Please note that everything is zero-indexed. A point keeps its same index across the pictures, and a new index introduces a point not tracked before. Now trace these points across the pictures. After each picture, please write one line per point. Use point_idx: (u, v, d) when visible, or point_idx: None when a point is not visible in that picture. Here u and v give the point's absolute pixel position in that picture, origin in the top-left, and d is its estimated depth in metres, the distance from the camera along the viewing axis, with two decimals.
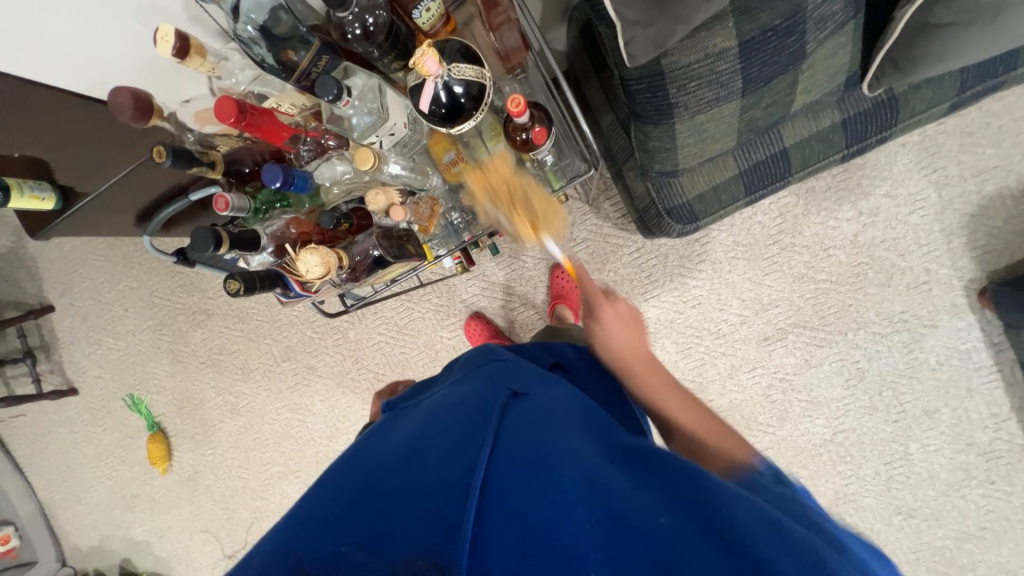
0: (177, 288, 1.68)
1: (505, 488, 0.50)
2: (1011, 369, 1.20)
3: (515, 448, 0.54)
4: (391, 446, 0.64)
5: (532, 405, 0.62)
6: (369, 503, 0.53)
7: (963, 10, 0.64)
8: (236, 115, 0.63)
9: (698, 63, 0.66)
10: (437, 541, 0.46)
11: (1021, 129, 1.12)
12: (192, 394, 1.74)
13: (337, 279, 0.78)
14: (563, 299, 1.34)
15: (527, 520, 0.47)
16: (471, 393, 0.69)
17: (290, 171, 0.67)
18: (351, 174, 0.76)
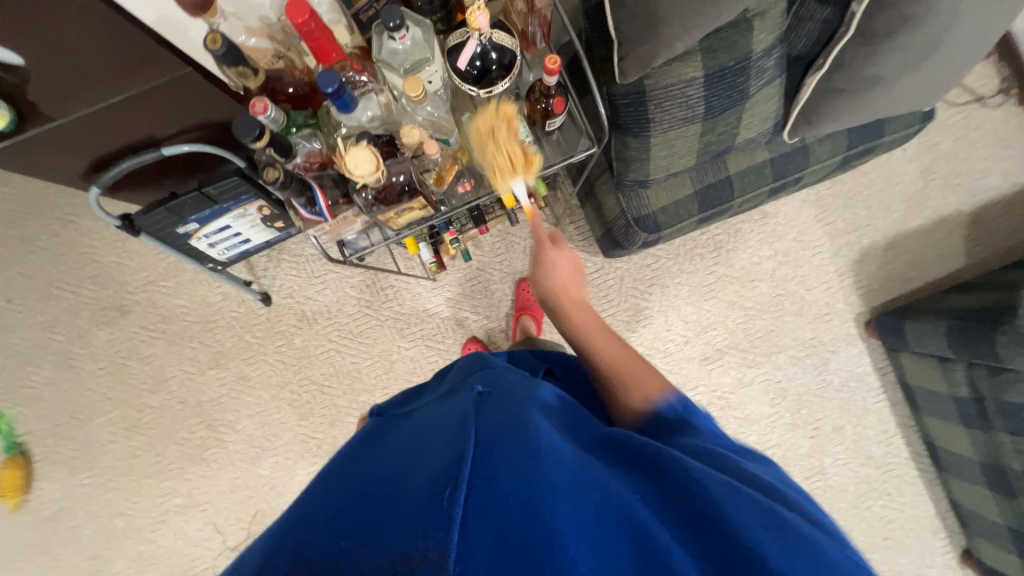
0: (86, 280, 1.46)
1: (488, 474, 0.45)
2: (893, 390, 1.44)
3: (497, 432, 0.50)
4: (371, 459, 0.58)
5: (517, 393, 0.58)
6: (348, 515, 0.47)
7: (851, 79, 0.87)
8: (308, 15, 0.53)
9: (672, 86, 0.82)
10: (426, 538, 0.41)
11: (882, 197, 1.46)
12: (78, 407, 1.45)
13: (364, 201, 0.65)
14: (528, 311, 1.41)
15: (514, 501, 0.43)
16: (454, 397, 0.64)
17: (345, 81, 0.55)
18: (379, 117, 0.65)
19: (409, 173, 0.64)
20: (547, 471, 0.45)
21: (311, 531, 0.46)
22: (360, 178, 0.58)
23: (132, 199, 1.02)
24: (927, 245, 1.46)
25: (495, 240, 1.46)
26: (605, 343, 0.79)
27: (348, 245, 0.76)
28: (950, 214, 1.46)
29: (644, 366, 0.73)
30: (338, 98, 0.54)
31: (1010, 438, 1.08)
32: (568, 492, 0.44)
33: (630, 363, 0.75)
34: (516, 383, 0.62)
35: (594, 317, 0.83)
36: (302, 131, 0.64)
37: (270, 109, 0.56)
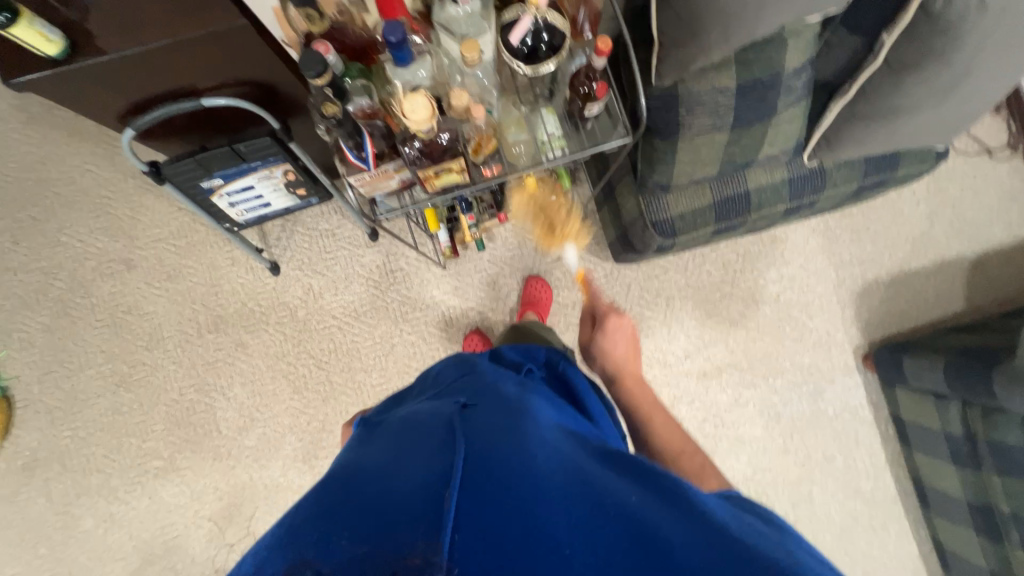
0: (96, 230, 1.46)
1: (480, 475, 0.45)
2: (885, 425, 1.44)
3: (484, 440, 0.50)
4: (354, 460, 0.57)
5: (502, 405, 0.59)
6: (328, 508, 0.45)
7: (875, 107, 0.90)
8: None
9: (705, 93, 0.85)
10: (415, 534, 0.39)
11: (888, 234, 1.50)
12: (70, 358, 1.43)
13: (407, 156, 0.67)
14: (533, 307, 1.42)
15: (506, 502, 0.43)
16: (441, 402, 0.63)
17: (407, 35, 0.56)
18: (430, 81, 0.66)
19: (454, 133, 0.68)
20: (537, 478, 0.46)
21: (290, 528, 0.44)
22: (413, 123, 0.60)
23: (163, 146, 1.04)
24: (928, 285, 1.49)
25: (508, 235, 1.47)
26: (663, 424, 0.85)
27: (380, 208, 0.78)
28: (953, 258, 1.49)
29: (701, 457, 0.78)
30: (397, 50, 0.56)
31: (1001, 479, 1.09)
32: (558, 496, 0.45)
33: (680, 442, 0.81)
34: (502, 395, 0.62)
35: (651, 396, 0.90)
36: (356, 81, 0.67)
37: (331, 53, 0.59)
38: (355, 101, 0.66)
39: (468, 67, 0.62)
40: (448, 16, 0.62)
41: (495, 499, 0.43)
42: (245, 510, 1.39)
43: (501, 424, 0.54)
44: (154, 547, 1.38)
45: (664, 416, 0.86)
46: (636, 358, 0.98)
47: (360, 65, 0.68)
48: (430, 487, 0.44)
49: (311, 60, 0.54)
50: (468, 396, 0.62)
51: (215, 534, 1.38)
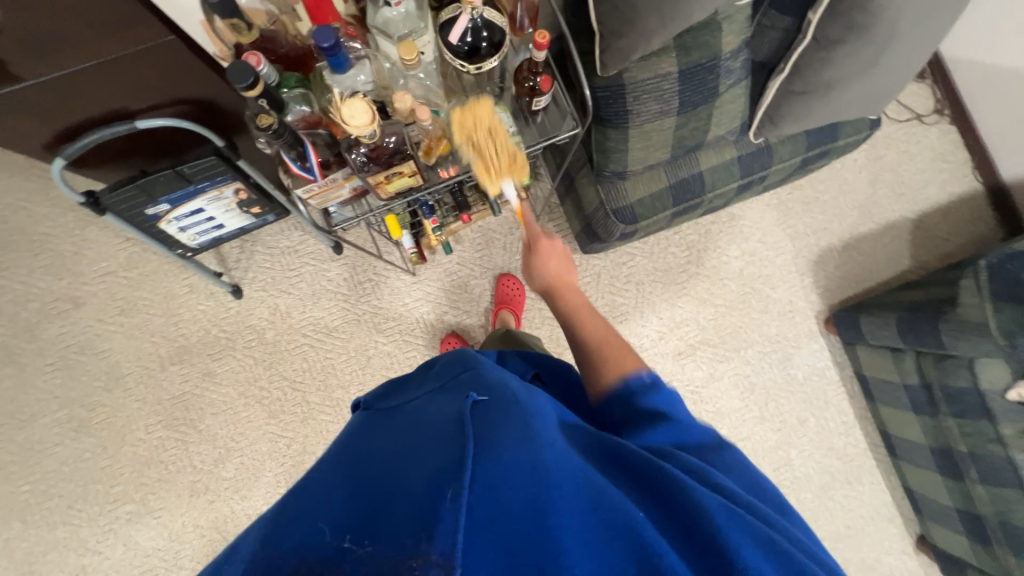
0: (37, 269, 1.37)
1: (489, 483, 0.42)
2: (851, 384, 1.52)
3: (496, 435, 0.47)
4: (354, 448, 0.53)
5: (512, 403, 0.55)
6: (329, 512, 0.43)
7: (809, 82, 0.94)
8: None
9: (649, 80, 0.87)
10: (421, 534, 0.38)
11: (836, 203, 1.57)
12: (21, 408, 1.34)
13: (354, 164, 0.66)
14: (507, 305, 1.42)
15: (520, 515, 0.41)
16: (446, 392, 0.59)
17: (341, 40, 0.55)
18: (372, 86, 0.65)
19: (401, 137, 0.67)
20: (550, 490, 0.44)
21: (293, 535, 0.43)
22: (355, 129, 0.59)
23: (100, 173, 0.98)
24: (877, 248, 1.57)
25: (475, 235, 1.47)
26: (591, 322, 0.82)
27: (335, 220, 0.76)
28: (896, 219, 1.58)
29: (621, 342, 0.77)
30: (332, 56, 0.55)
31: (957, 422, 1.16)
32: (575, 511, 0.43)
33: (605, 335, 0.79)
34: (512, 385, 0.58)
35: (582, 298, 0.87)
36: (295, 91, 0.65)
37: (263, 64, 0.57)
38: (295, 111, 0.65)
39: (409, 69, 0.61)
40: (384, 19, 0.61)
41: (508, 513, 0.41)
42: (230, 544, 1.34)
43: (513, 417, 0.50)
44: None
45: (590, 316, 0.84)
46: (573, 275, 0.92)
47: (298, 74, 0.66)
48: (439, 484, 0.41)
49: (241, 71, 0.53)
50: (478, 385, 0.58)
51: None
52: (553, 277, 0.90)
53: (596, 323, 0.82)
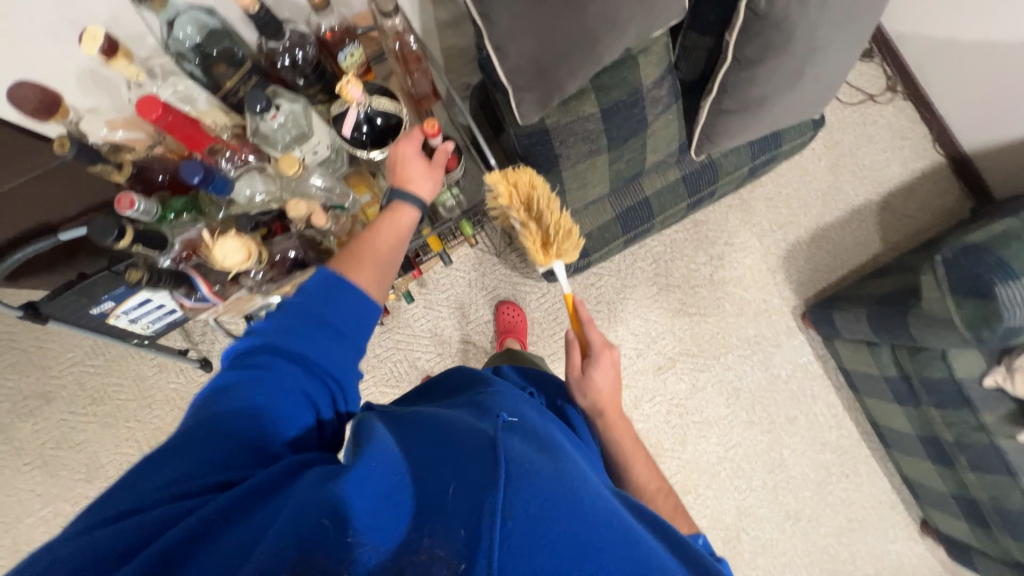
0: (4, 369, 1.36)
1: (532, 502, 0.40)
2: (836, 376, 1.49)
3: (535, 455, 0.45)
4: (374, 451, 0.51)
5: (538, 433, 0.54)
6: (360, 504, 0.40)
7: (738, 100, 0.92)
8: (161, 109, 0.52)
9: (572, 123, 0.85)
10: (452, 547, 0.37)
11: (800, 195, 1.55)
12: (4, 510, 1.32)
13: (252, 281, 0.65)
14: (514, 333, 1.39)
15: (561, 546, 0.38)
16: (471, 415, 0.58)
17: (212, 170, 0.56)
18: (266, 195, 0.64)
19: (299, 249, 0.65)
20: (592, 521, 0.41)
21: (322, 501, 0.39)
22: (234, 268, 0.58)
23: (37, 283, 0.96)
24: (845, 235, 1.55)
25: (439, 276, 1.43)
26: (643, 464, 0.82)
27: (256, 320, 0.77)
28: (862, 204, 1.56)
29: (673, 494, 0.79)
30: (210, 183, 0.56)
31: (939, 412, 1.14)
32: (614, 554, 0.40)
33: (645, 470, 0.81)
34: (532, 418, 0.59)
35: (632, 433, 0.84)
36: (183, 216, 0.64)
37: (138, 202, 0.54)
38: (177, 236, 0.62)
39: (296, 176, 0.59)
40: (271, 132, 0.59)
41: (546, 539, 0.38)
42: None
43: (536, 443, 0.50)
44: None
45: (639, 456, 0.82)
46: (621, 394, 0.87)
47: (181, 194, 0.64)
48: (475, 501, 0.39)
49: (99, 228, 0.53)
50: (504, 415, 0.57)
51: None
52: (608, 400, 0.83)
53: (645, 465, 0.82)
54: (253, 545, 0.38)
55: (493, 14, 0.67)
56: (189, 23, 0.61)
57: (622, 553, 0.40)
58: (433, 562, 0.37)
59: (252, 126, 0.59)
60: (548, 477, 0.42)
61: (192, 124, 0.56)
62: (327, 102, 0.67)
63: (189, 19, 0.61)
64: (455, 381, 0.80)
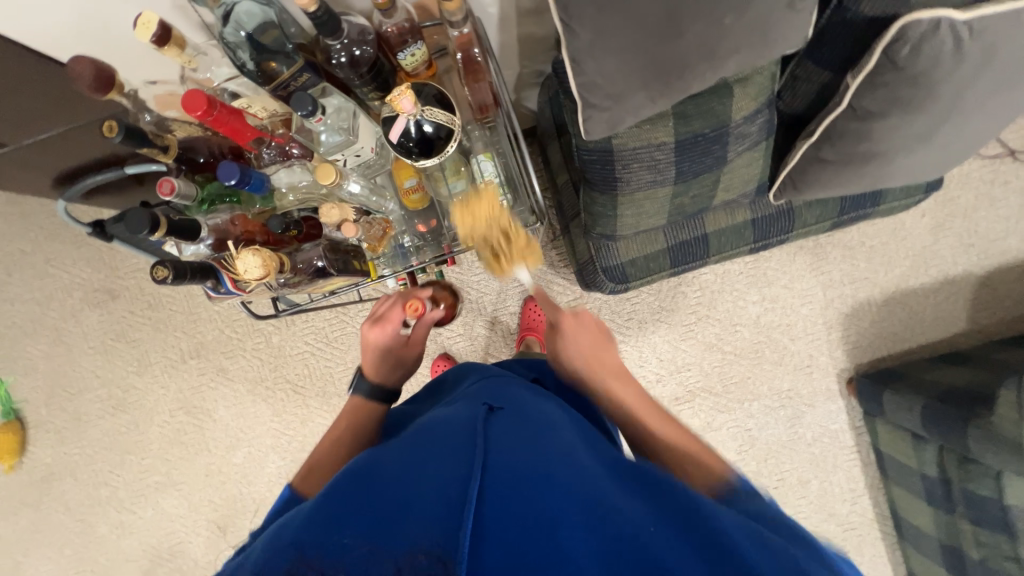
0: (81, 261, 1.51)
1: (499, 488, 0.47)
2: (866, 451, 1.39)
3: (508, 452, 0.51)
4: (373, 450, 0.57)
5: (522, 417, 0.58)
6: (345, 517, 0.44)
7: (841, 152, 0.79)
8: (206, 109, 0.51)
9: (640, 149, 0.77)
10: (429, 534, 0.41)
11: (886, 251, 1.38)
12: (70, 381, 1.52)
13: (273, 282, 0.65)
14: (534, 331, 1.35)
15: (526, 524, 0.44)
16: (464, 403, 0.63)
17: (248, 170, 0.57)
18: (309, 184, 0.66)
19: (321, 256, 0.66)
20: (555, 497, 0.46)
21: (305, 528, 0.43)
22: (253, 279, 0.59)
23: (105, 202, 1.03)
24: (926, 305, 1.37)
25: (474, 259, 1.40)
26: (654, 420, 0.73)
27: (276, 311, 0.78)
28: (958, 275, 1.37)
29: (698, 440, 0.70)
30: (246, 182, 0.58)
31: (972, 527, 1.05)
32: (575, 516, 0.45)
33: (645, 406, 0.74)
34: (523, 400, 0.63)
35: (638, 395, 0.76)
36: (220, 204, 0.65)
37: (178, 187, 0.56)
38: (207, 223, 0.63)
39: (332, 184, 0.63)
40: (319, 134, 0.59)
41: (517, 519, 0.44)
42: (237, 521, 1.49)
43: (514, 429, 0.55)
44: (160, 550, 1.50)
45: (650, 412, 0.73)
46: (611, 352, 0.81)
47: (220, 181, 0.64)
48: (450, 497, 0.45)
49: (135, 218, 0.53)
50: (490, 401, 0.62)
51: (211, 541, 1.50)
52: (595, 365, 0.78)
53: (664, 422, 0.72)
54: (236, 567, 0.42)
55: (574, 23, 0.59)
56: (242, 10, 0.53)
57: (590, 517, 0.45)
58: (426, 558, 0.39)
59: (299, 123, 0.60)
60: (511, 471, 0.48)
61: (235, 118, 0.56)
62: (381, 100, 0.63)
63: (243, 4, 0.53)
64: (455, 375, 0.80)
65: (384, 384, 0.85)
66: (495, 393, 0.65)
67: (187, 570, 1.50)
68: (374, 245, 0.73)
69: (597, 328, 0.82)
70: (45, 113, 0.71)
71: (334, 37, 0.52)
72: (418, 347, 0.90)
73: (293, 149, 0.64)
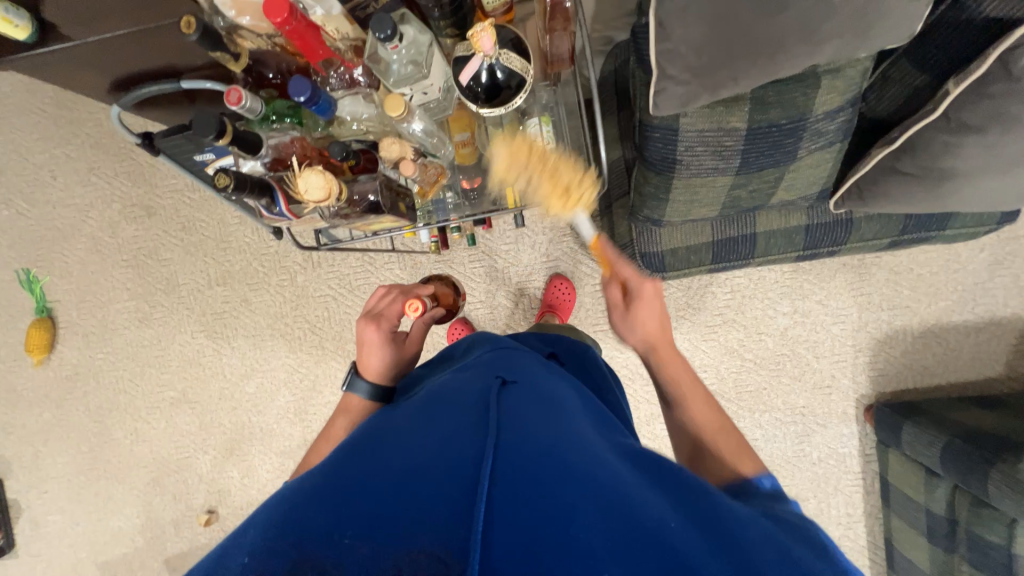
0: (122, 174, 1.53)
1: (513, 471, 0.44)
2: (871, 479, 1.37)
3: (522, 434, 0.49)
4: (383, 423, 0.56)
5: (535, 396, 0.57)
6: (347, 509, 0.42)
7: (921, 166, 0.74)
8: (286, 15, 0.50)
9: (708, 131, 0.73)
10: (440, 527, 0.39)
11: (933, 282, 1.32)
12: (101, 289, 1.57)
13: (326, 211, 0.65)
14: (554, 309, 1.34)
15: (541, 512, 0.41)
16: (477, 375, 0.62)
17: (319, 90, 0.56)
18: (373, 118, 0.65)
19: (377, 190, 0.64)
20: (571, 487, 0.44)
21: (307, 518, 0.42)
22: (311, 201, 0.59)
23: (155, 116, 1.03)
24: (965, 344, 1.32)
25: (506, 227, 1.39)
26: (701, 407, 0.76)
27: (317, 243, 0.78)
28: (1005, 317, 1.30)
29: (739, 437, 0.72)
30: (313, 103, 0.56)
31: (970, 570, 1.03)
32: (593, 510, 0.42)
33: (689, 382, 0.79)
34: (537, 378, 0.62)
35: (690, 374, 0.80)
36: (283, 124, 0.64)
37: (246, 99, 0.55)
38: (268, 140, 0.62)
39: (400, 120, 0.61)
40: (390, 63, 0.58)
41: (531, 511, 0.42)
42: (241, 445, 1.55)
43: (527, 410, 0.53)
44: (168, 461, 1.58)
45: (700, 399, 0.77)
46: (665, 323, 0.84)
47: (285, 99, 0.64)
48: (460, 477, 0.43)
49: (205, 121, 0.53)
50: (501, 373, 0.61)
51: (215, 460, 1.56)
52: (651, 329, 0.82)
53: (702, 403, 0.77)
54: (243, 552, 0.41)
55: None
56: None
57: (606, 510, 0.42)
58: (428, 560, 0.37)
59: (372, 49, 0.58)
60: (525, 452, 0.46)
61: (312, 32, 0.54)
62: (454, 38, 0.61)
63: None
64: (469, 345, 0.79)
65: (383, 380, 0.82)
66: (509, 368, 0.63)
67: (190, 483, 1.57)
68: (426, 190, 0.72)
69: (664, 315, 0.84)
70: (117, 11, 0.71)
71: None
72: (417, 346, 0.89)
73: (359, 77, 0.63)
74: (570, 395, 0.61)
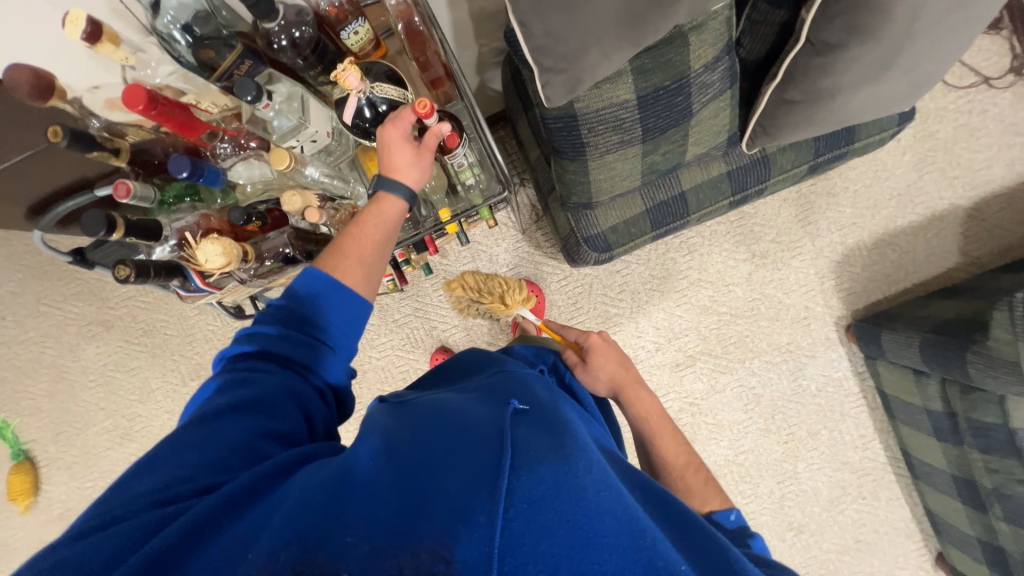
0: (71, 296, 1.51)
1: (530, 485, 0.41)
2: (872, 396, 1.38)
3: (537, 443, 0.45)
4: (388, 425, 0.52)
5: (550, 416, 0.53)
6: (348, 512, 0.40)
7: (807, 91, 0.78)
8: (148, 103, 0.52)
9: (604, 110, 0.76)
10: (452, 537, 0.37)
11: (870, 194, 1.37)
12: (75, 416, 1.53)
13: (242, 275, 0.67)
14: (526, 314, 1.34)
15: (559, 534, 0.39)
16: (486, 394, 0.58)
17: (200, 164, 0.58)
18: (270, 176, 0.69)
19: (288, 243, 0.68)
20: (591, 518, 0.41)
21: (309, 521, 0.39)
22: (213, 269, 0.60)
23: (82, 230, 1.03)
24: (917, 244, 1.37)
25: (460, 248, 1.40)
26: (669, 442, 0.80)
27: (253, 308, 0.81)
28: (945, 209, 1.36)
29: (704, 469, 0.76)
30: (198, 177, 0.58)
31: (981, 456, 1.05)
32: (611, 546, 0.40)
33: (655, 414, 0.82)
34: (547, 399, 0.59)
35: (655, 405, 0.83)
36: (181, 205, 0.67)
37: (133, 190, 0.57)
38: (171, 224, 0.64)
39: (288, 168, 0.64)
40: (271, 121, 0.60)
41: (548, 531, 0.39)
42: None
43: (541, 424, 0.50)
44: None
45: (667, 433, 0.80)
46: (627, 365, 0.87)
47: (179, 181, 0.66)
48: (476, 486, 0.40)
49: (92, 221, 0.54)
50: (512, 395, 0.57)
51: None
52: (616, 374, 0.85)
53: (669, 436, 0.80)
54: (247, 546, 0.39)
55: None
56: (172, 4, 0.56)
57: (622, 549, 0.40)
58: (428, 557, 0.36)
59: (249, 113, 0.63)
60: (545, 463, 0.42)
61: (181, 111, 0.57)
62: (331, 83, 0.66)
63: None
64: (465, 364, 0.79)
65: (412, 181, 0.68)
66: (518, 390, 0.60)
67: None
68: None
69: (621, 356, 0.87)
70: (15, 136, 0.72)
71: (269, 20, 0.54)
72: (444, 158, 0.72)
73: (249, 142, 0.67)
74: (579, 422, 0.59)
